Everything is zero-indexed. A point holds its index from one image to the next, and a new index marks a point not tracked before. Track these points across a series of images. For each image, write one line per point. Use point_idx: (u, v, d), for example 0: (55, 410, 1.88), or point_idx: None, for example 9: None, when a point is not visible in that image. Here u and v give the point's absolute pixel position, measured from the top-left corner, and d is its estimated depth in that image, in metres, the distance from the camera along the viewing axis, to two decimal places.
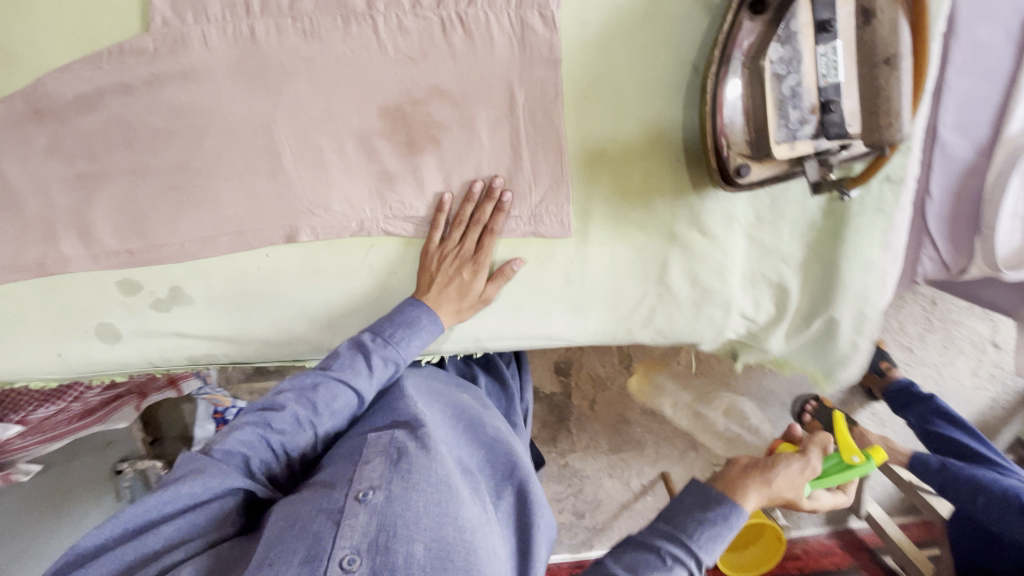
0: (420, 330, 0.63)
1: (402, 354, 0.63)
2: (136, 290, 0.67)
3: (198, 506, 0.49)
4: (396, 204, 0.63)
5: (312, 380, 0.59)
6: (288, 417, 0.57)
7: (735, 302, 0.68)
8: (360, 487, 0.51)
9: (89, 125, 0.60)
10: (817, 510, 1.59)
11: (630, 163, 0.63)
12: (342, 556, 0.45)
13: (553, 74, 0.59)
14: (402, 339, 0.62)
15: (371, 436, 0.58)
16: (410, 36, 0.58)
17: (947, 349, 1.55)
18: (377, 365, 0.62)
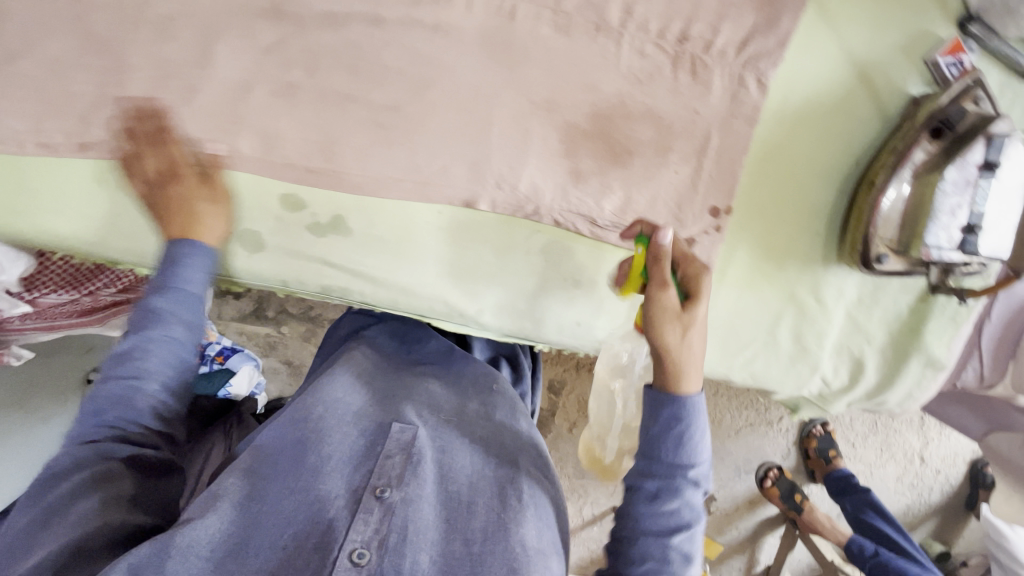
0: (186, 264, 0.62)
1: (181, 291, 0.61)
2: (298, 208, 0.67)
3: (79, 464, 0.55)
4: (575, 200, 0.68)
5: (144, 327, 0.59)
6: (117, 382, 0.58)
7: (821, 365, 0.77)
8: (378, 485, 0.59)
9: (323, 43, 0.62)
10: None
11: (780, 225, 0.71)
12: (353, 548, 0.53)
13: (749, 133, 0.67)
14: (175, 277, 0.61)
15: (393, 429, 0.66)
16: (643, 61, 0.64)
17: (882, 453, 1.72)
18: (167, 308, 0.60)
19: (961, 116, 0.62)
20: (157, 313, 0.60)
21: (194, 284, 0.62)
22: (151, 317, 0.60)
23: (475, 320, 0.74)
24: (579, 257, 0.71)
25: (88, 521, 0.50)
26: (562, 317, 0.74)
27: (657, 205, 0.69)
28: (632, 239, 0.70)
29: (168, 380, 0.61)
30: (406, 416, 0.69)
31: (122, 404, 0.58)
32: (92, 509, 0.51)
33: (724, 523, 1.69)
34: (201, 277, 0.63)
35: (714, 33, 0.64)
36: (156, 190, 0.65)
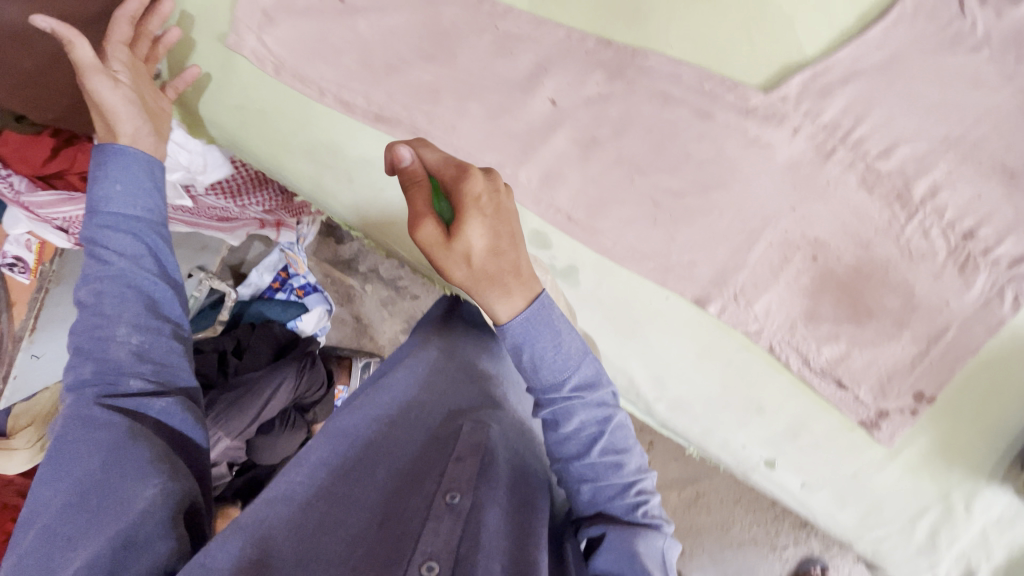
0: (108, 166, 0.57)
1: (106, 196, 0.55)
2: (544, 246, 0.70)
3: (90, 442, 0.48)
4: (797, 337, 0.69)
5: (105, 242, 0.55)
6: (92, 343, 0.53)
7: (940, 565, 0.78)
8: (448, 489, 0.56)
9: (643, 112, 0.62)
10: None
11: (968, 430, 0.72)
12: (422, 561, 0.49)
13: (985, 340, 0.68)
14: (100, 178, 0.56)
15: (464, 431, 0.64)
16: (922, 240, 0.65)
17: None
18: (129, 219, 0.56)
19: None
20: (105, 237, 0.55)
21: (123, 195, 0.56)
22: (113, 218, 0.55)
23: (649, 407, 0.75)
24: (773, 388, 0.72)
25: (137, 506, 0.46)
26: (732, 435, 0.74)
27: (868, 371, 0.70)
28: (831, 392, 0.71)
29: (139, 336, 0.54)
30: (482, 419, 0.67)
31: (105, 370, 0.53)
32: (100, 469, 0.47)
33: None
34: (136, 188, 0.57)
35: (999, 241, 0.65)
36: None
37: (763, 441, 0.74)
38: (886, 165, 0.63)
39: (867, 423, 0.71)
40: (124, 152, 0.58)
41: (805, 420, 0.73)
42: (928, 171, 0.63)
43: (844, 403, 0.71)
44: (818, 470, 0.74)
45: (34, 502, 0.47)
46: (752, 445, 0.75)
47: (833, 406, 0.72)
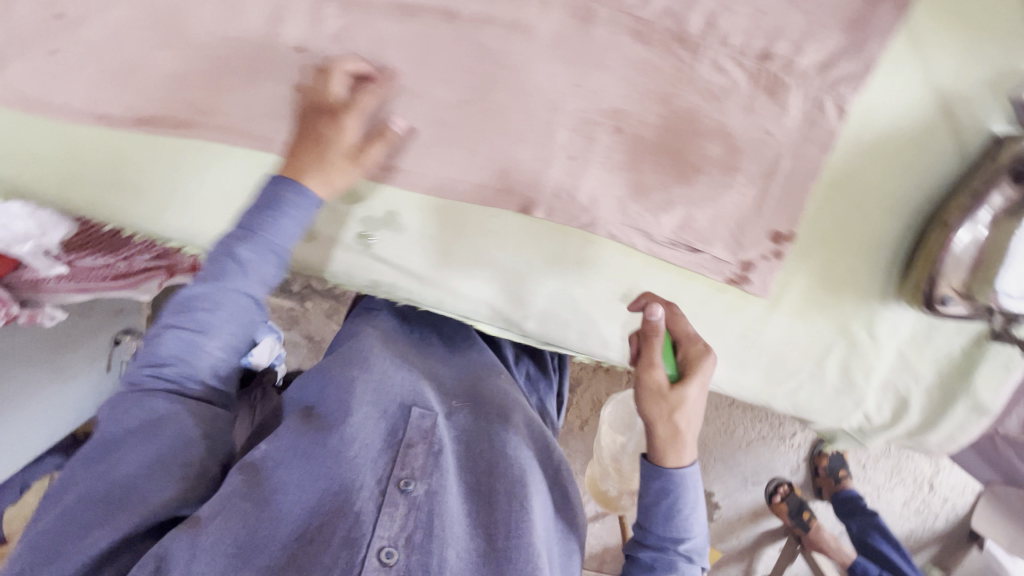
0: (278, 208, 0.57)
1: (273, 242, 0.57)
2: (353, 200, 0.66)
3: (149, 431, 0.52)
4: (634, 215, 0.66)
5: (242, 264, 0.56)
6: (193, 323, 0.55)
7: (866, 400, 0.76)
8: (402, 476, 0.59)
9: (390, 32, 0.59)
10: None
11: (842, 256, 0.69)
12: (381, 546, 0.54)
13: (821, 160, 0.65)
14: (263, 225, 0.56)
15: (414, 417, 0.65)
16: (720, 77, 0.62)
17: (893, 475, 1.66)
18: (251, 257, 0.56)
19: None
20: (197, 300, 0.56)
21: (276, 246, 0.57)
22: (209, 302, 0.55)
23: (518, 327, 0.73)
24: (630, 272, 0.70)
25: (128, 499, 0.48)
26: (608, 331, 0.72)
27: (716, 227, 0.67)
28: (687, 260, 0.69)
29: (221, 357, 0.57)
30: (426, 402, 0.68)
31: (185, 375, 0.55)
32: (147, 471, 0.50)
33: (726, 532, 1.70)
34: (297, 226, 0.58)
35: (798, 52, 0.61)
36: (218, 172, 0.65)
37: (640, 327, 0.72)
38: (653, 9, 0.59)
39: (735, 279, 0.69)
40: (282, 182, 0.57)
41: (673, 294, 0.71)
42: (697, 3, 0.59)
43: (703, 266, 0.69)
44: (704, 339, 0.72)
45: (70, 473, 0.50)
46: (631, 335, 0.72)
47: (694, 272, 0.70)
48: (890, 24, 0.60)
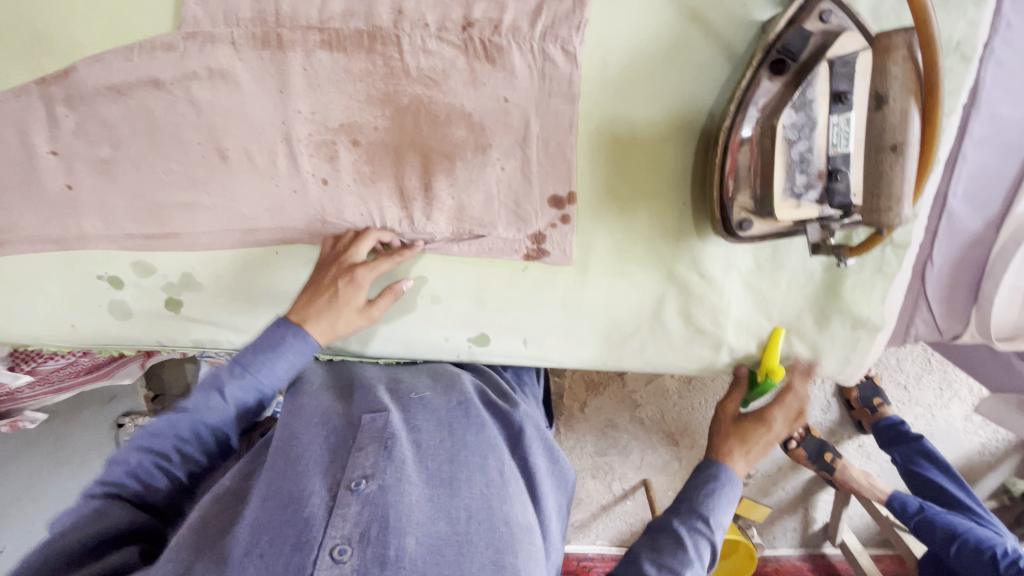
0: (281, 351, 0.59)
1: (267, 378, 0.59)
2: (150, 272, 0.70)
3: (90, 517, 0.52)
4: (405, 218, 0.65)
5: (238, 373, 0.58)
6: (146, 446, 0.56)
7: (728, 342, 0.69)
8: (353, 477, 0.53)
9: (114, 115, 0.62)
10: (793, 534, 1.76)
11: (636, 201, 0.64)
12: (333, 545, 0.49)
13: (571, 111, 0.60)
14: (262, 363, 0.59)
15: (365, 419, 0.59)
16: (433, 60, 0.59)
17: (944, 391, 1.39)
18: (236, 389, 0.58)
19: (799, 42, 0.51)
20: (204, 403, 0.58)
21: (269, 381, 0.60)
22: (218, 399, 0.58)
23: (345, 349, 0.74)
24: (428, 272, 0.69)
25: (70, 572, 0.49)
26: (429, 334, 0.72)
27: (492, 208, 0.64)
28: (476, 248, 0.66)
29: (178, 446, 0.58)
30: (379, 402, 0.62)
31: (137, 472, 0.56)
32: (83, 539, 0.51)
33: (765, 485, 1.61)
34: (292, 369, 0.60)
35: (501, 9, 0.57)
36: (33, 279, 0.71)
37: (458, 323, 0.71)
38: (336, 14, 0.57)
39: (531, 254, 0.66)
40: (286, 327, 0.60)
41: (478, 283, 0.69)
42: None
43: (494, 249, 0.66)
44: (526, 320, 0.70)
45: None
46: (452, 333, 0.71)
47: (489, 256, 0.67)
48: None
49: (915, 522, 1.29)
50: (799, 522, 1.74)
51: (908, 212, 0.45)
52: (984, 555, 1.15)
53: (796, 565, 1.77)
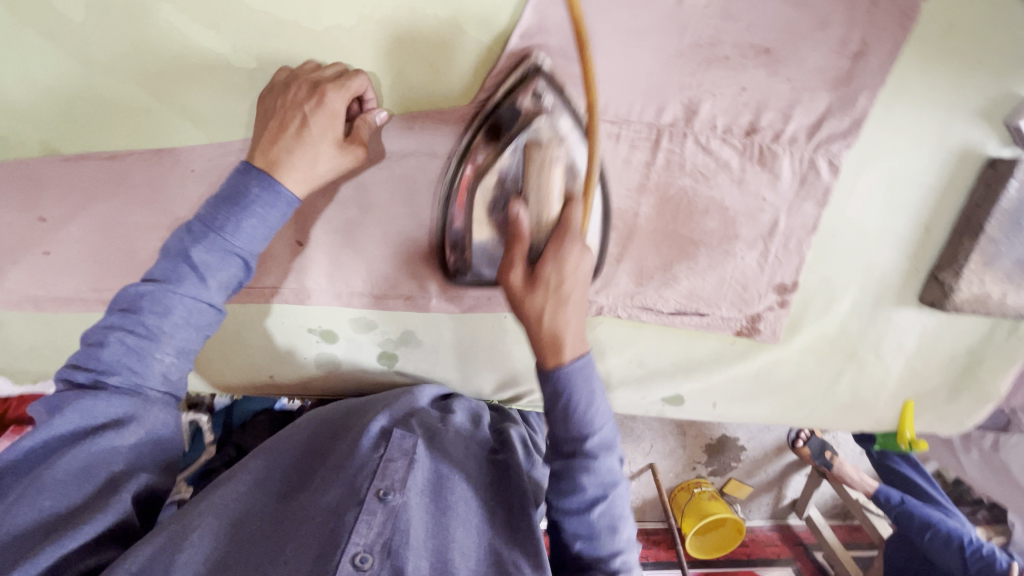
0: (248, 206, 0.49)
1: (238, 241, 0.49)
2: (369, 328, 0.69)
3: (82, 475, 0.44)
4: (639, 295, 0.68)
5: (174, 278, 0.48)
6: (128, 349, 0.47)
7: (878, 409, 0.81)
8: (357, 548, 0.45)
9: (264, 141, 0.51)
10: (767, 507, 2.08)
11: (841, 291, 0.71)
12: (355, 552, 0.45)
13: (819, 214, 0.65)
14: (231, 222, 0.49)
15: (393, 435, 0.56)
16: (709, 157, 0.61)
17: None
18: (212, 259, 0.49)
19: (511, 111, 0.54)
20: (151, 298, 0.47)
21: (201, 288, 0.49)
22: (158, 304, 0.47)
23: (531, 400, 0.75)
24: (639, 342, 0.72)
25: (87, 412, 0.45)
26: (628, 393, 0.75)
27: (722, 291, 0.69)
28: (696, 322, 0.70)
29: (133, 361, 0.47)
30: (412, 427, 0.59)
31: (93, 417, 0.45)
32: (80, 491, 0.43)
33: (752, 467, 2.00)
34: (264, 225, 0.50)
35: (786, 120, 0.60)
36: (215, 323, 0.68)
37: (657, 384, 0.75)
38: (633, 108, 0.58)
39: (744, 332, 0.72)
40: (246, 174, 0.50)
41: (686, 352, 0.73)
42: (676, 95, 0.58)
43: (713, 324, 0.71)
44: (721, 385, 0.75)
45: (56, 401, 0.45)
46: (649, 391, 0.75)
47: (705, 330, 0.72)
48: (879, 75, 0.58)
49: (894, 513, 1.58)
50: (773, 498, 2.07)
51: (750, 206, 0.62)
52: (951, 544, 1.47)
53: (769, 536, 2.08)
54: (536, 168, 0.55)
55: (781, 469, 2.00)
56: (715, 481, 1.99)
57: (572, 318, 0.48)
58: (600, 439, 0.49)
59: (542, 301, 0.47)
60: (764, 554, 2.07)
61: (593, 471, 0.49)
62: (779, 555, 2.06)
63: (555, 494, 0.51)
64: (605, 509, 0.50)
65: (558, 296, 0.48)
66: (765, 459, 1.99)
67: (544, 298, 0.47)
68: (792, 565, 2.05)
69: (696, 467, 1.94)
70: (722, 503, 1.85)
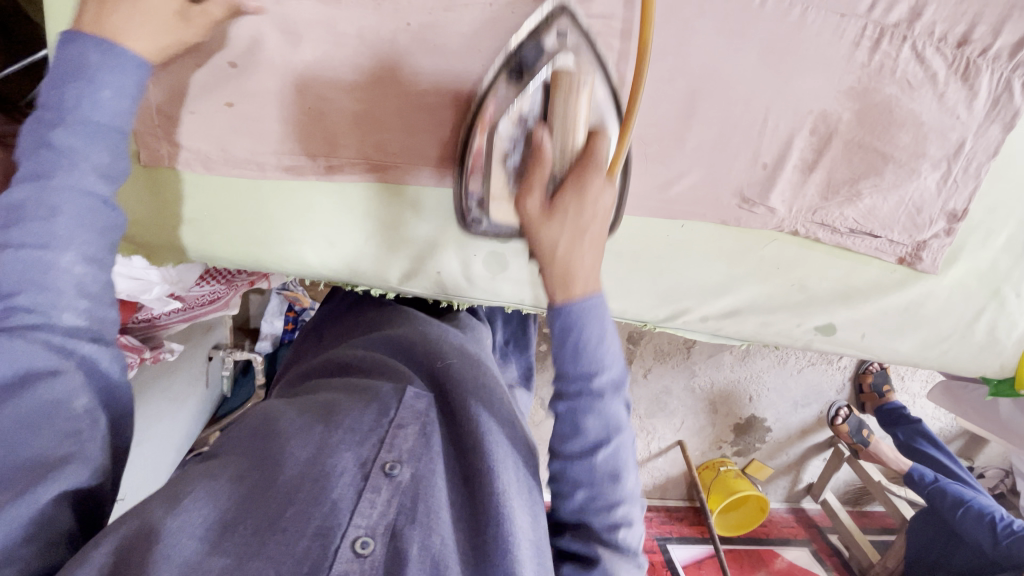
0: (98, 75, 0.43)
1: (96, 107, 0.43)
2: None
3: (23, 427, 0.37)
4: (821, 211, 0.67)
5: (39, 172, 0.41)
6: (15, 266, 0.39)
7: (1005, 353, 0.82)
8: (359, 531, 0.43)
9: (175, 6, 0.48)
10: (782, 490, 2.07)
11: (999, 224, 0.72)
12: (356, 535, 0.43)
13: (1003, 138, 0.66)
14: (78, 95, 0.42)
15: (406, 395, 0.55)
16: (916, 67, 0.61)
17: (927, 383, 1.87)
18: (78, 137, 0.42)
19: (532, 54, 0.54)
20: (26, 206, 0.40)
21: (85, 158, 0.42)
22: (35, 212, 0.40)
23: (695, 323, 0.72)
24: (808, 264, 0.70)
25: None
26: (785, 320, 0.73)
27: (897, 213, 0.68)
28: (866, 245, 0.70)
29: (10, 282, 0.39)
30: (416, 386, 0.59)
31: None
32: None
33: (774, 450, 1.97)
34: (123, 97, 0.44)
35: (994, 36, 0.61)
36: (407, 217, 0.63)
37: (814, 310, 0.73)
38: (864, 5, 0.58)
39: (907, 260, 0.71)
40: (74, 41, 0.43)
41: (848, 278, 0.72)
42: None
43: (881, 248, 0.70)
44: (871, 315, 0.75)
45: None
46: (805, 318, 0.74)
47: (871, 256, 0.71)
48: None
49: (929, 489, 1.64)
50: (789, 481, 2.05)
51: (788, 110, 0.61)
52: (984, 519, 1.51)
53: (784, 518, 2.08)
54: (563, 91, 0.51)
55: (801, 453, 1.99)
56: (737, 461, 1.99)
57: (588, 257, 0.44)
58: (607, 378, 0.44)
59: (559, 231, 0.45)
60: (781, 533, 2.06)
61: (601, 394, 0.45)
62: (795, 536, 2.05)
63: (556, 438, 0.47)
64: (588, 498, 0.47)
65: (577, 223, 0.45)
66: (786, 442, 1.96)
67: (561, 225, 0.45)
68: (809, 547, 2.05)
69: (722, 447, 1.95)
70: (748, 481, 1.86)
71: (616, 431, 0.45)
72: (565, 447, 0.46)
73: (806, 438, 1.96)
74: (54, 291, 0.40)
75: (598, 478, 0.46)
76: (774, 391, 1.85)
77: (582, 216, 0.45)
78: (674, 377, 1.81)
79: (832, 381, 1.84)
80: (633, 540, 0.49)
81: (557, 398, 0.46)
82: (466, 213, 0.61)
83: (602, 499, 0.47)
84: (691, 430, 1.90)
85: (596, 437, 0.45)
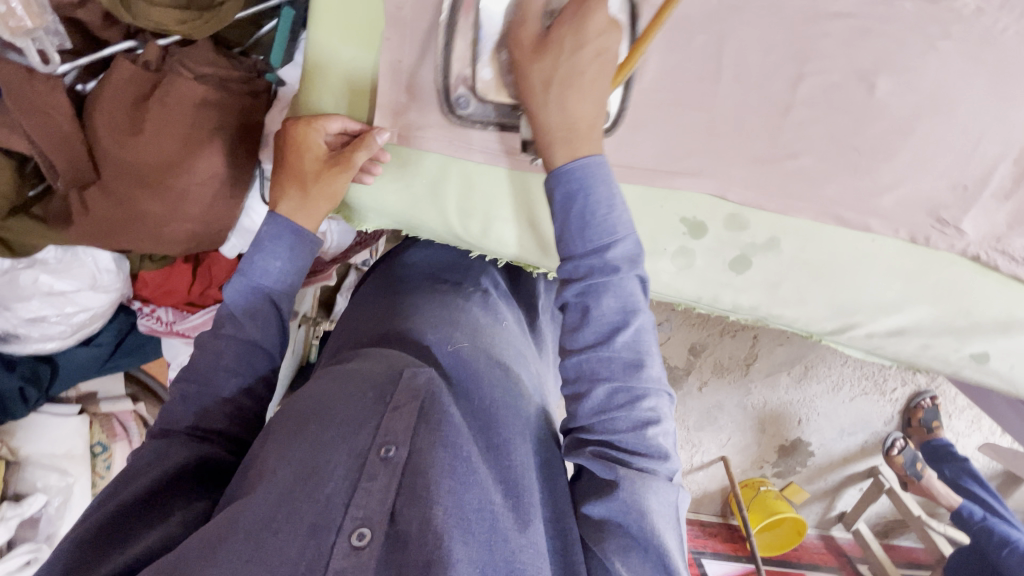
0: (278, 243, 0.59)
1: (262, 270, 0.58)
2: (739, 228, 0.66)
3: (149, 469, 0.49)
4: (1006, 240, 0.67)
5: (231, 312, 0.58)
6: (214, 368, 0.56)
7: None
8: (354, 522, 0.42)
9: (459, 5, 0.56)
10: (815, 515, 2.06)
11: None
12: (353, 527, 0.41)
13: None
14: (268, 245, 0.59)
15: (406, 373, 0.52)
16: None
17: (974, 423, 1.85)
18: (264, 278, 0.59)
19: None
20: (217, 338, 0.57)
21: (259, 300, 0.58)
22: (219, 342, 0.57)
23: (856, 337, 0.74)
24: (977, 291, 0.71)
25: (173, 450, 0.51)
26: (940, 342, 0.74)
27: None
28: None
29: (211, 386, 0.56)
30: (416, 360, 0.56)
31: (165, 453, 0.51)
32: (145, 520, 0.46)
33: (814, 475, 1.96)
34: (287, 262, 0.60)
35: None
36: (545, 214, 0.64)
37: (970, 336, 0.74)
38: None
39: None
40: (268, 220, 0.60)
41: (1012, 308, 0.72)
42: None
43: None
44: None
45: (183, 409, 0.55)
46: (961, 344, 0.74)
47: None
48: None
49: (977, 527, 1.67)
50: (823, 508, 2.04)
51: (1002, 135, 0.61)
52: None
53: (814, 543, 2.08)
54: None
55: (839, 481, 1.97)
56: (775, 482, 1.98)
57: (586, 98, 0.51)
58: (622, 248, 0.49)
59: (550, 65, 0.51)
60: (810, 559, 2.07)
61: (611, 243, 0.49)
62: (824, 563, 2.05)
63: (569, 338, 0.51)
64: (613, 413, 0.48)
65: (568, 67, 0.50)
66: (828, 469, 1.94)
67: (553, 60, 0.50)
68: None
69: (763, 467, 1.94)
70: (788, 503, 1.85)
71: (634, 312, 0.49)
72: (579, 337, 0.50)
73: (847, 468, 1.94)
74: (225, 374, 0.56)
75: (617, 369, 0.49)
76: (826, 417, 1.83)
77: (581, 70, 0.44)
78: (728, 394, 1.81)
79: (880, 412, 1.83)
80: (641, 419, 0.49)
81: (567, 283, 0.51)
82: (460, 123, 0.61)
83: (623, 420, 0.49)
84: (736, 446, 1.90)
85: (611, 319, 0.49)
